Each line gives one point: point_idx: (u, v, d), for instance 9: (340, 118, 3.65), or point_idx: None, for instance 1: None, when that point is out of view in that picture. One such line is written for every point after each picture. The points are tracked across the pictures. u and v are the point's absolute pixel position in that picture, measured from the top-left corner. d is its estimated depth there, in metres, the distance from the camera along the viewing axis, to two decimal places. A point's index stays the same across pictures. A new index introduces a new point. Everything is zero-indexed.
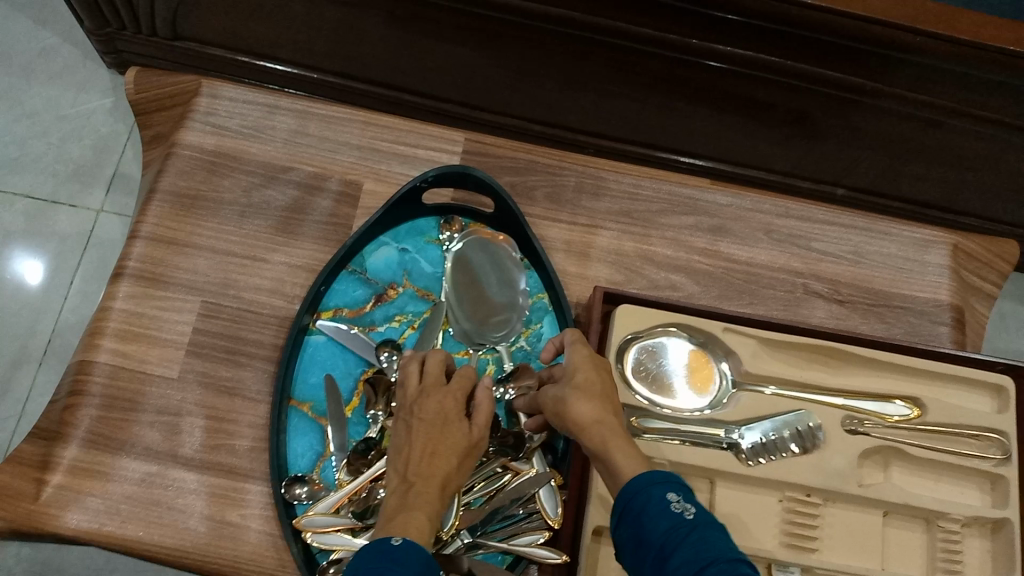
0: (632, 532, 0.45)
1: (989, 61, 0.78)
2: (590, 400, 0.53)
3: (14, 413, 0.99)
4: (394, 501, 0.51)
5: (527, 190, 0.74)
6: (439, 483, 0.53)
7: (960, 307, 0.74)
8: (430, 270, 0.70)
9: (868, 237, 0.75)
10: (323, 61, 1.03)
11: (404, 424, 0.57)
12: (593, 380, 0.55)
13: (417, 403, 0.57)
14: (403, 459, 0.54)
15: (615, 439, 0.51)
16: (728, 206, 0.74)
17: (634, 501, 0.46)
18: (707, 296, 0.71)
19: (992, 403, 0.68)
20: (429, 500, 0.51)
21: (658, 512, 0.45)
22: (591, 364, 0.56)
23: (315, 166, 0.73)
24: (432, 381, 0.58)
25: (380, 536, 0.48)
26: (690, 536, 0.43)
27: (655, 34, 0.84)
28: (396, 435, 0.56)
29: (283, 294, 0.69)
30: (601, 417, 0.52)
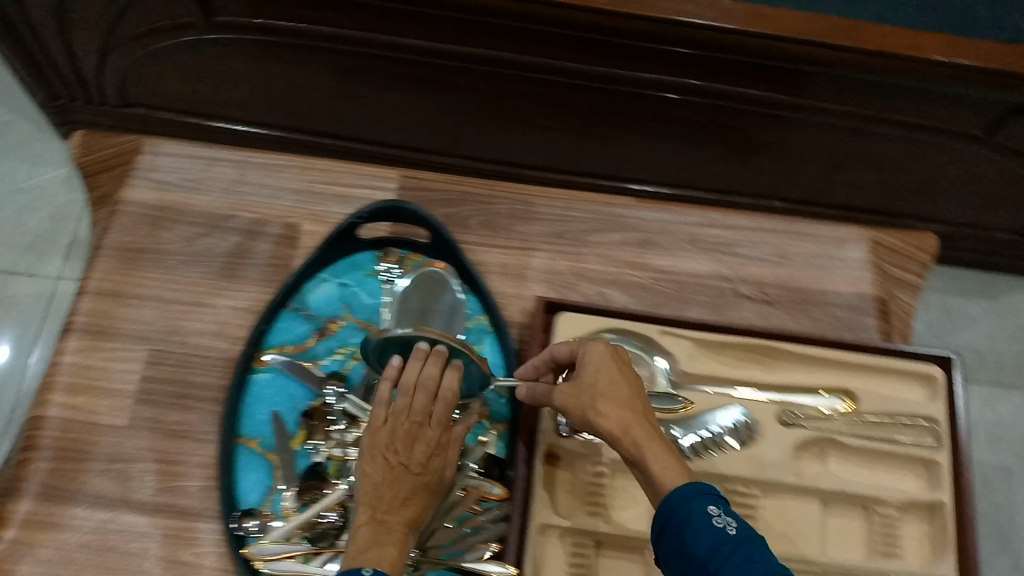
0: (675, 545, 0.47)
1: (897, 69, 0.82)
2: (619, 406, 0.55)
3: None
4: (367, 536, 0.54)
5: (461, 219, 0.76)
6: (409, 524, 0.56)
7: (886, 298, 0.76)
8: (370, 302, 0.72)
9: (791, 239, 0.77)
10: (269, 117, 1.07)
11: (386, 454, 0.58)
12: (618, 382, 0.56)
13: (402, 442, 0.58)
14: (381, 496, 0.56)
15: (652, 442, 0.52)
16: (655, 220, 0.78)
17: (675, 515, 0.48)
18: (639, 306, 0.74)
19: (923, 392, 0.71)
20: (400, 535, 0.55)
21: (702, 527, 0.46)
22: (614, 367, 0.57)
23: (254, 213, 0.75)
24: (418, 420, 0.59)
25: (350, 568, 0.51)
26: (735, 554, 0.45)
27: (580, 68, 0.89)
28: (371, 465, 0.57)
29: (227, 335, 0.70)
30: (629, 421, 0.54)
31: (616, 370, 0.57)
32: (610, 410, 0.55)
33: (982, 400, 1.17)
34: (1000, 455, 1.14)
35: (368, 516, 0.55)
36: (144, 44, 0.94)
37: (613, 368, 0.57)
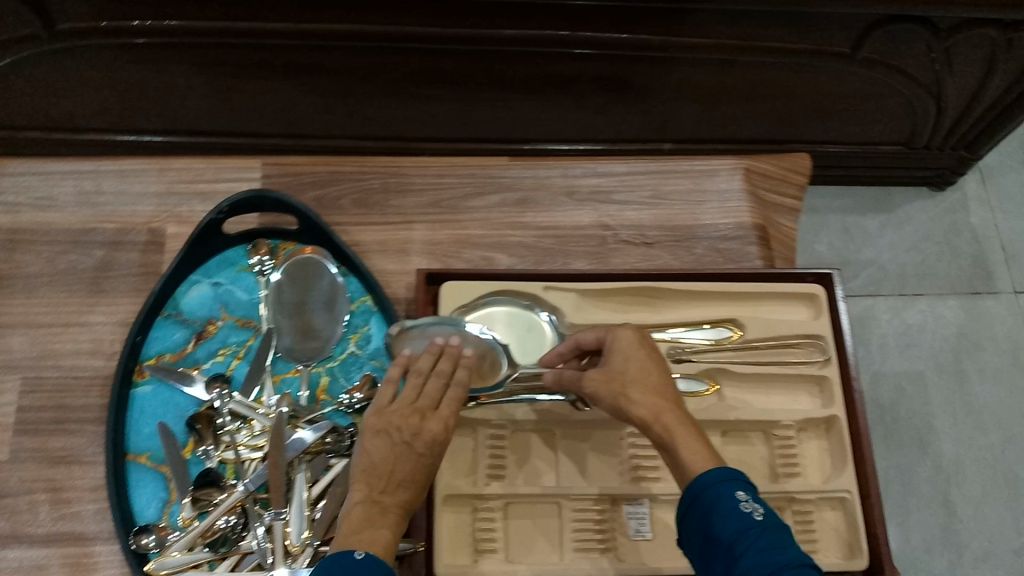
0: (701, 527, 0.48)
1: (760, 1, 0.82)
2: (650, 391, 0.54)
3: None
4: (359, 520, 0.48)
5: (333, 200, 0.74)
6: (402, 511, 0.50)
7: (763, 224, 0.77)
8: (246, 297, 0.70)
9: (666, 178, 0.78)
10: (150, 122, 1.05)
11: (389, 429, 0.51)
12: (648, 368, 0.56)
13: (408, 420, 0.51)
14: (379, 476, 0.50)
15: (685, 429, 0.52)
16: (530, 177, 0.77)
17: (702, 498, 0.49)
18: (522, 265, 0.74)
19: (808, 311, 0.72)
20: (395, 519, 0.50)
21: (728, 512, 0.47)
22: (643, 353, 0.56)
23: (116, 223, 0.72)
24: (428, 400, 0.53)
25: (341, 549, 0.46)
26: (760, 539, 0.46)
27: (449, 32, 0.89)
28: (371, 441, 0.51)
29: (103, 353, 0.68)
30: (662, 407, 0.54)
31: (645, 356, 0.56)
32: (643, 395, 0.54)
33: (891, 312, 1.21)
34: (912, 363, 1.18)
35: (365, 495, 0.50)
36: None
37: (643, 355, 0.56)
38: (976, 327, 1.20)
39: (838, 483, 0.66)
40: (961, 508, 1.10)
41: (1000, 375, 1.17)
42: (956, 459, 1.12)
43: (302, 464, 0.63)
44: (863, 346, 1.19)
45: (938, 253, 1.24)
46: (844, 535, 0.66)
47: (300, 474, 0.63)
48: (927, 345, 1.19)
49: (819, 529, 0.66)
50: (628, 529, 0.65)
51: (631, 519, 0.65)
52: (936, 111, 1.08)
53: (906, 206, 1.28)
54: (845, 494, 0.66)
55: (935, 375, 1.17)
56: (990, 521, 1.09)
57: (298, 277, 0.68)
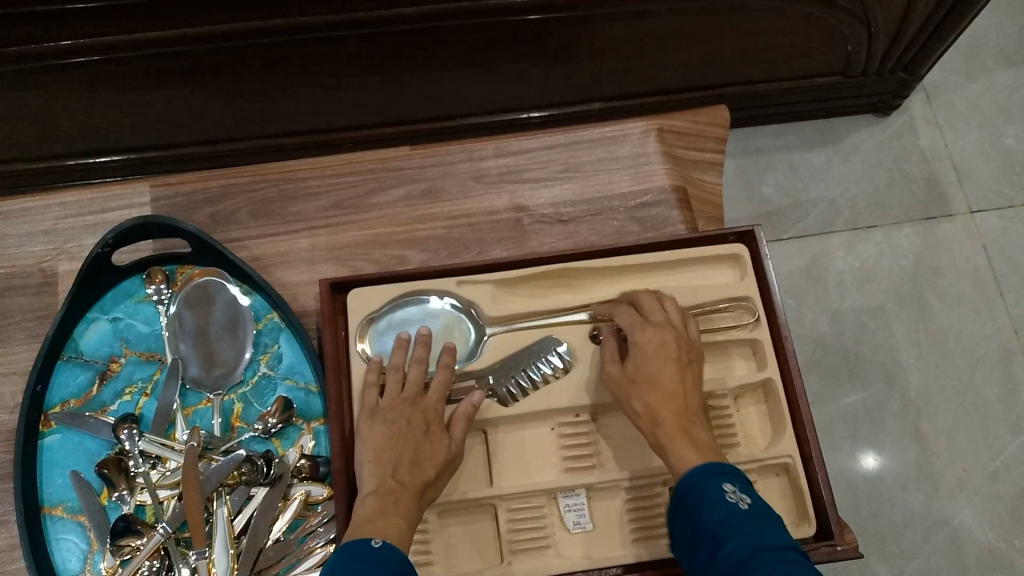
0: (690, 518, 0.51)
1: None
2: (665, 396, 0.58)
3: None
4: (374, 503, 0.55)
5: (229, 215, 0.71)
6: (418, 490, 0.57)
7: (683, 186, 0.74)
8: (147, 330, 0.67)
9: (577, 148, 0.74)
10: (63, 145, 1.01)
11: (384, 423, 0.59)
12: (668, 373, 0.59)
13: (403, 408, 0.60)
14: (385, 461, 0.57)
15: (682, 437, 0.56)
16: (434, 166, 0.74)
17: (691, 493, 0.51)
18: (435, 260, 0.71)
19: (733, 273, 0.69)
20: (406, 507, 0.55)
21: (714, 502, 0.50)
22: (661, 357, 0.59)
23: (6, 267, 0.69)
24: (414, 393, 0.61)
25: (359, 538, 0.52)
26: (743, 524, 0.48)
27: (340, 18, 0.83)
28: (371, 435, 0.59)
29: (5, 405, 0.65)
30: (672, 413, 0.57)
31: (666, 362, 0.59)
32: (659, 398, 0.58)
33: (845, 248, 1.18)
34: (873, 298, 1.15)
35: (376, 486, 0.56)
36: None
37: (661, 362, 0.59)
38: (934, 253, 1.17)
39: (779, 448, 0.63)
40: (934, 440, 1.08)
41: (962, 300, 1.15)
42: (924, 391, 1.11)
43: (222, 497, 0.60)
44: (822, 286, 1.16)
45: (889, 180, 1.21)
46: (791, 501, 0.63)
47: (220, 508, 0.59)
48: (886, 277, 1.16)
49: (764, 498, 0.64)
50: (567, 522, 0.62)
51: (568, 511, 0.63)
52: (867, 37, 1.04)
53: (853, 135, 1.24)
54: (787, 459, 0.63)
55: (896, 307, 1.15)
56: (963, 448, 1.08)
57: (196, 303, 0.66)
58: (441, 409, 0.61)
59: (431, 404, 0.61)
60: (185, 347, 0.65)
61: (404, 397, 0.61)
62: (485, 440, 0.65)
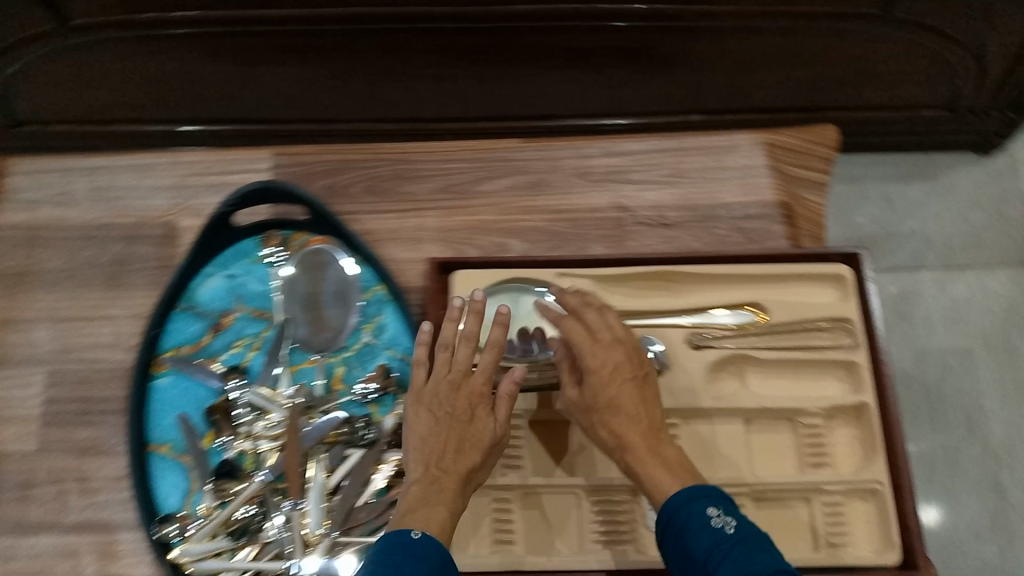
0: (678, 546, 0.48)
1: None
2: (628, 418, 0.55)
3: None
4: (416, 492, 0.53)
5: (343, 188, 0.74)
6: (460, 479, 0.54)
7: (788, 202, 0.74)
8: (260, 289, 0.70)
9: (684, 155, 0.75)
10: (171, 111, 1.04)
11: (427, 411, 0.57)
12: (631, 394, 0.56)
13: (444, 394, 0.58)
14: (427, 450, 0.55)
15: (651, 458, 0.53)
16: (543, 159, 0.75)
17: (676, 518, 0.48)
18: (536, 250, 0.72)
19: (835, 292, 0.69)
20: (451, 495, 0.53)
21: (699, 529, 0.47)
22: (618, 380, 0.56)
23: (131, 217, 0.72)
24: (460, 373, 0.59)
25: (398, 529, 0.50)
26: (732, 552, 0.45)
27: (454, 10, 0.87)
28: (416, 423, 0.57)
29: (123, 346, 0.69)
30: (637, 438, 0.54)
31: (625, 383, 0.56)
32: (625, 419, 0.55)
33: (936, 286, 1.16)
34: (960, 339, 1.13)
35: (422, 472, 0.54)
36: (9, 61, 0.92)
37: (620, 384, 0.56)
38: None
39: (869, 472, 0.63)
40: (1013, 492, 1.05)
41: None
42: (1006, 441, 1.08)
43: (319, 455, 0.63)
44: (908, 322, 1.14)
45: (986, 222, 1.19)
46: (876, 528, 0.63)
47: (316, 465, 0.62)
48: (976, 320, 1.14)
49: (851, 521, 0.63)
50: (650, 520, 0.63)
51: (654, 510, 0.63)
52: (979, 72, 1.02)
53: (952, 173, 1.22)
54: (876, 484, 0.63)
55: (984, 351, 1.12)
56: None
57: (307, 265, 0.69)
58: (489, 391, 0.58)
59: (477, 385, 0.58)
60: (296, 307, 0.69)
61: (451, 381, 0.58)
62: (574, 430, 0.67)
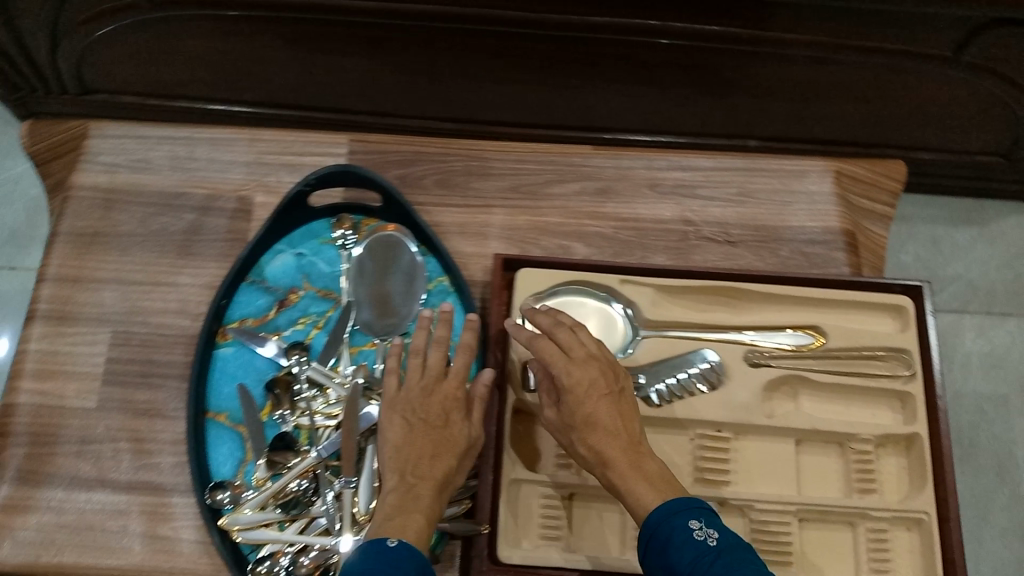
0: (660, 562, 0.48)
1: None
2: (607, 432, 0.55)
3: None
4: (393, 500, 0.53)
5: (416, 179, 0.76)
6: (437, 484, 0.55)
7: (851, 230, 0.75)
8: (328, 270, 0.71)
9: (752, 176, 0.76)
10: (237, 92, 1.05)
11: (401, 419, 0.58)
12: (610, 410, 0.55)
13: (418, 402, 0.59)
14: (403, 457, 0.56)
15: (632, 472, 0.53)
16: (612, 167, 0.76)
17: (658, 532, 0.49)
18: (600, 256, 0.73)
19: (894, 323, 0.70)
20: (427, 502, 0.54)
21: (682, 542, 0.48)
22: (595, 395, 0.56)
23: (207, 188, 0.74)
24: (432, 381, 0.60)
25: (374, 537, 0.50)
26: (717, 564, 0.46)
27: (529, 16, 0.87)
28: (391, 430, 0.58)
29: (189, 313, 0.70)
30: (614, 453, 0.54)
31: (602, 399, 0.55)
32: (601, 436, 0.55)
33: (976, 330, 1.16)
34: (997, 386, 1.13)
35: (398, 480, 0.55)
36: (87, 31, 0.93)
37: (599, 400, 0.55)
38: None
39: (916, 503, 0.64)
40: None
41: None
42: None
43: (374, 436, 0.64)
44: (945, 363, 1.14)
45: None
46: (919, 558, 0.63)
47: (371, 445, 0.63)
48: (1014, 368, 1.14)
49: (894, 551, 0.64)
50: None
51: None
52: None
53: (1001, 220, 1.22)
54: (922, 515, 0.63)
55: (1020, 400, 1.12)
56: None
57: (375, 249, 0.71)
58: (462, 394, 0.60)
59: (451, 389, 0.59)
60: (362, 290, 0.70)
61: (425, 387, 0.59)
62: None
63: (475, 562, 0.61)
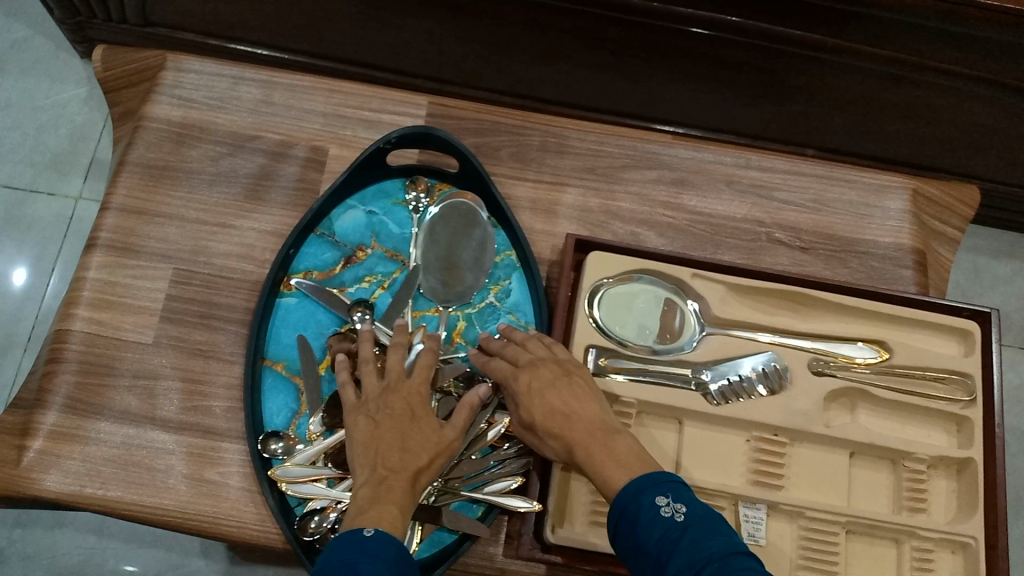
0: (631, 542, 0.47)
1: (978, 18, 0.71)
2: (564, 420, 0.55)
3: (9, 384, 0.95)
4: (365, 493, 0.52)
5: (492, 150, 0.75)
6: (409, 476, 0.54)
7: (921, 250, 0.75)
8: (397, 232, 0.71)
9: (829, 184, 0.76)
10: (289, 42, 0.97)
11: (366, 419, 0.57)
12: (565, 397, 0.56)
13: (382, 401, 0.58)
14: (373, 454, 0.55)
15: (597, 453, 0.52)
16: (690, 159, 0.76)
17: (627, 512, 0.48)
18: (671, 248, 0.73)
19: (958, 347, 0.69)
20: (400, 494, 0.52)
21: (650, 521, 0.47)
22: (549, 384, 0.57)
23: (281, 134, 0.73)
24: (394, 380, 0.59)
25: (350, 529, 0.48)
26: (683, 540, 0.45)
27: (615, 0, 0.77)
28: (356, 431, 0.57)
29: (253, 258, 0.69)
30: (577, 438, 0.54)
31: (555, 388, 0.57)
32: (557, 425, 0.55)
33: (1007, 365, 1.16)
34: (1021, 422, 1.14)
35: (370, 476, 0.53)
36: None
37: (554, 388, 0.57)
38: None
39: (964, 527, 0.63)
40: None
41: None
42: None
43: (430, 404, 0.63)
44: None
45: None
46: None
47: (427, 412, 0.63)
48: None
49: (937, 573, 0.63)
50: (743, 531, 0.62)
51: (747, 521, 0.62)
52: None
53: None
54: (971, 540, 0.63)
55: None
56: None
57: (446, 216, 0.70)
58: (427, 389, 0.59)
59: (414, 387, 0.59)
60: (431, 255, 0.69)
61: (387, 387, 0.59)
62: (679, 430, 0.66)
63: (523, 542, 0.60)
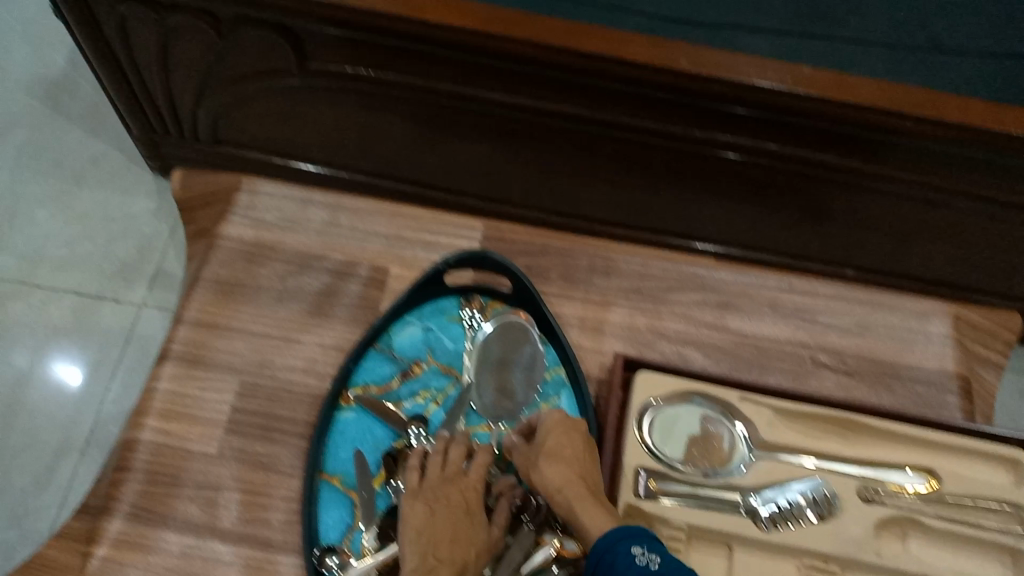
0: None
1: None
2: (561, 463, 0.57)
3: (55, 501, 0.88)
4: None
5: (542, 270, 0.81)
6: (457, 568, 0.55)
7: (966, 375, 0.79)
8: (452, 347, 0.74)
9: (872, 309, 0.81)
10: None
11: (423, 506, 0.58)
12: (569, 443, 0.58)
13: (439, 490, 0.60)
14: (425, 541, 0.56)
15: (585, 501, 0.54)
16: (734, 283, 0.82)
17: (604, 559, 0.50)
18: (718, 369, 0.77)
19: (1007, 476, 0.69)
20: None
21: (625, 567, 0.48)
22: (566, 429, 0.59)
23: (346, 255, 0.79)
24: (454, 471, 0.61)
25: None
26: None
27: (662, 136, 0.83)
28: (412, 516, 0.58)
29: (316, 372, 0.73)
30: (570, 481, 0.55)
31: (569, 437, 0.59)
32: (552, 467, 0.57)
33: None
34: None
35: (419, 563, 0.55)
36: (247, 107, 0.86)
37: (562, 432, 0.59)
38: None
39: None
40: None
41: None
42: None
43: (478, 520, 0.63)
44: None
45: None
46: None
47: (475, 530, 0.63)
48: None
49: None
50: None
51: None
52: None
53: None
54: None
55: None
56: None
57: (501, 331, 0.74)
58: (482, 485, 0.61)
59: (470, 482, 0.61)
60: (484, 371, 0.72)
61: (446, 477, 0.61)
62: (729, 554, 0.67)
63: None
